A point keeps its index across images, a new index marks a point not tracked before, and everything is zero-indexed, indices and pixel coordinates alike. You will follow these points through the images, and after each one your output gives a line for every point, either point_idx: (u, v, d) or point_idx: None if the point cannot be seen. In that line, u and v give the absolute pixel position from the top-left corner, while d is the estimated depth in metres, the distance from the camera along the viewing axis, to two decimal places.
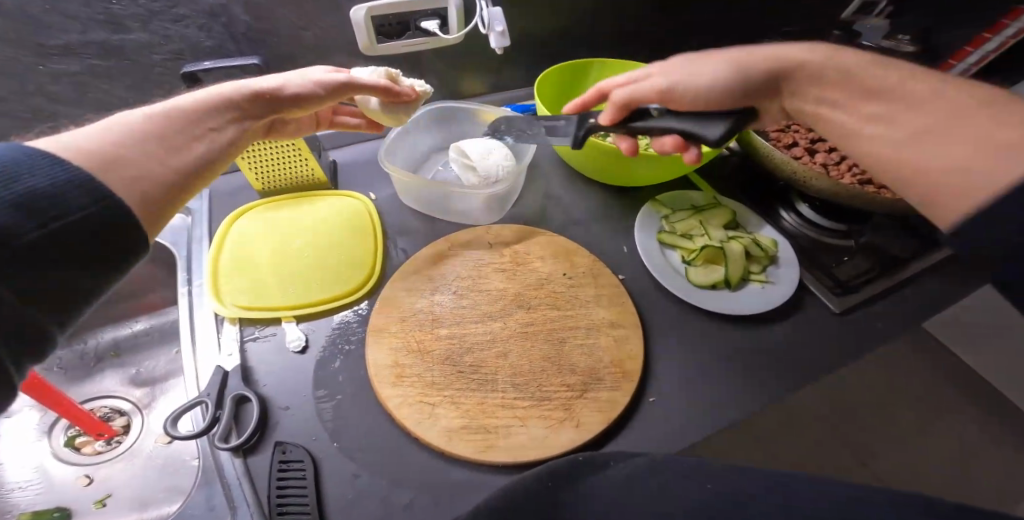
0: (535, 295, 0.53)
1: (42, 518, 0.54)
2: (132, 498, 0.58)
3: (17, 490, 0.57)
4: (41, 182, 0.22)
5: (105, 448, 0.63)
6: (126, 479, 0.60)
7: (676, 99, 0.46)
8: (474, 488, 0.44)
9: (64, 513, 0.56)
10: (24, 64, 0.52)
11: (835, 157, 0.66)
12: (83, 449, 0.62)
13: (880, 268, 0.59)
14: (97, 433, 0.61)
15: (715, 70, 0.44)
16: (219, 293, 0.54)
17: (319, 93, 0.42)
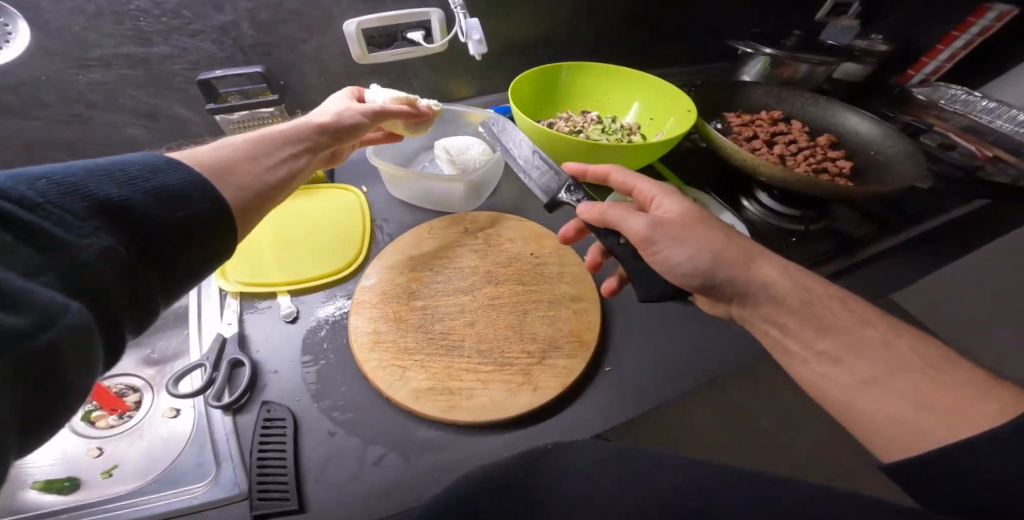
0: (505, 273, 0.58)
1: (55, 485, 0.58)
2: (138, 466, 0.63)
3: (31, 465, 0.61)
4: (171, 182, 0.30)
5: (117, 422, 0.67)
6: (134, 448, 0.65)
7: (647, 254, 0.46)
8: (438, 446, 0.48)
9: (75, 482, 0.60)
10: (66, 74, 0.60)
11: (794, 149, 0.70)
12: (97, 422, 0.67)
13: (838, 250, 0.63)
14: (111, 407, 0.67)
15: (690, 255, 0.44)
16: (224, 270, 0.60)
17: (361, 123, 0.52)
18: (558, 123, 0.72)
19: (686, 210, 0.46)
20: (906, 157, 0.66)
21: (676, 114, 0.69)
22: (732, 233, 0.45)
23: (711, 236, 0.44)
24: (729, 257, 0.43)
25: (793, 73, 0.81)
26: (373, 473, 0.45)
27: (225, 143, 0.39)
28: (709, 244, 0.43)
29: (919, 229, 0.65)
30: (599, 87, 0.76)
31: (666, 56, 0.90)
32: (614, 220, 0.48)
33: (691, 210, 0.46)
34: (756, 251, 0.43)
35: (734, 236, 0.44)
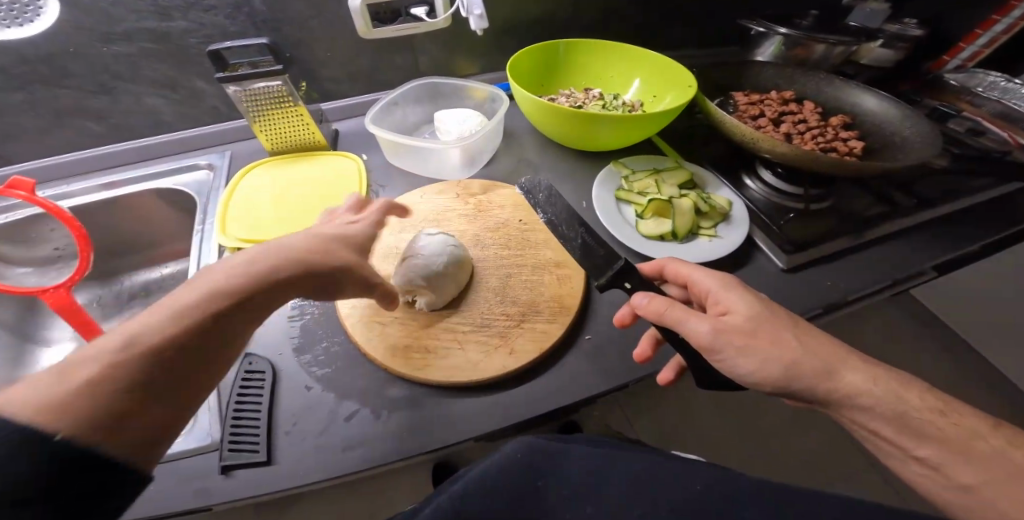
0: (492, 237, 0.59)
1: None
2: None
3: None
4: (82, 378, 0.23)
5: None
6: None
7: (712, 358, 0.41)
8: (410, 404, 0.48)
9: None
10: (93, 47, 0.63)
11: (802, 128, 0.67)
12: None
13: (841, 231, 0.59)
14: None
15: (759, 365, 0.38)
16: (223, 228, 0.62)
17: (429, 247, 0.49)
18: (558, 99, 0.72)
19: (755, 313, 0.40)
20: (923, 138, 0.62)
21: (677, 89, 0.68)
22: (814, 340, 0.39)
23: (787, 344, 0.38)
24: (813, 362, 0.37)
25: (809, 54, 0.78)
26: (344, 428, 0.46)
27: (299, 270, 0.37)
28: (784, 355, 0.37)
29: (929, 215, 0.62)
30: (603, 64, 0.76)
31: (674, 36, 0.88)
32: (672, 320, 0.42)
33: (761, 311, 0.40)
34: (844, 359, 0.38)
35: (816, 347, 0.38)
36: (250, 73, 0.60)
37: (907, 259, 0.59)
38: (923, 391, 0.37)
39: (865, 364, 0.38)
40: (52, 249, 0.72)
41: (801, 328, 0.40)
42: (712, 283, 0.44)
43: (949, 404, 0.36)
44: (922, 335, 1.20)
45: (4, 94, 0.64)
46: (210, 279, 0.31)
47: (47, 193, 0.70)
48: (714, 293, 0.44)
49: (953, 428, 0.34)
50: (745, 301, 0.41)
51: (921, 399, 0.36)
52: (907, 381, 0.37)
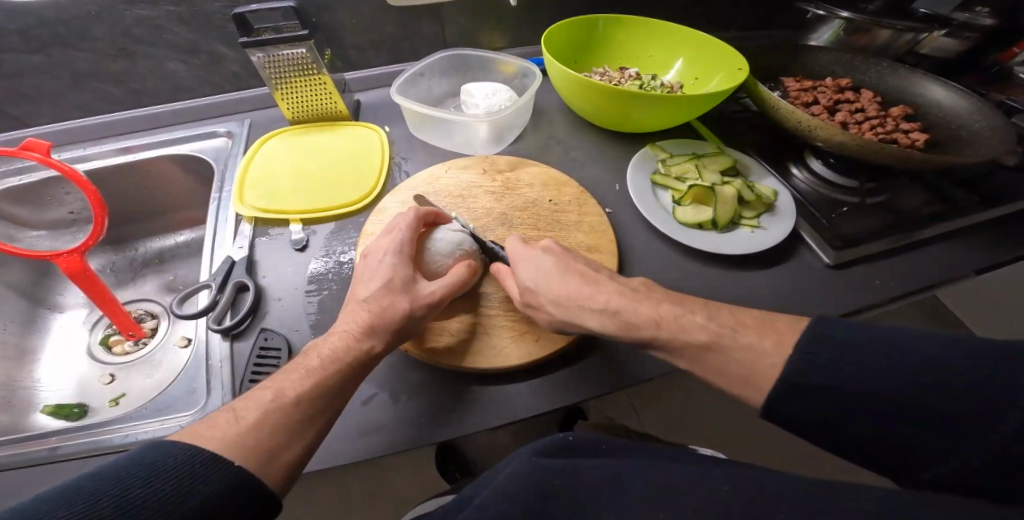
0: (521, 217, 0.56)
1: (64, 411, 0.59)
2: (142, 398, 0.63)
3: (46, 387, 0.63)
4: (150, 468, 0.27)
5: (133, 348, 0.68)
6: (139, 381, 0.65)
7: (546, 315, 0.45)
8: (431, 387, 0.45)
9: (83, 410, 0.61)
10: (115, 9, 0.61)
11: (859, 117, 0.63)
12: (115, 349, 0.69)
13: (896, 227, 0.55)
14: (127, 332, 0.67)
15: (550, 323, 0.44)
16: (241, 196, 0.60)
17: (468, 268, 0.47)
18: (593, 77, 0.68)
19: (529, 287, 0.44)
20: (993, 132, 0.58)
21: (726, 71, 0.64)
22: (560, 293, 0.42)
23: (547, 307, 0.43)
24: (560, 319, 0.42)
25: (869, 41, 0.73)
26: (360, 412, 0.43)
27: (338, 340, 0.39)
28: (546, 317, 0.43)
29: (995, 213, 0.58)
30: (645, 41, 0.72)
31: (719, 15, 0.83)
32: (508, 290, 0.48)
33: (536, 282, 0.44)
34: (571, 306, 0.42)
35: (561, 304, 0.42)
36: (274, 38, 0.57)
37: (962, 260, 0.55)
38: (634, 319, 0.39)
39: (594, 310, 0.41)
40: (66, 213, 0.71)
41: (564, 289, 0.42)
42: (521, 257, 0.46)
43: (646, 309, 0.39)
44: (951, 342, 1.16)
45: (23, 55, 0.62)
46: (308, 361, 0.37)
47: (63, 156, 0.68)
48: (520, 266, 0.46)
49: (640, 331, 0.39)
50: (527, 272, 0.45)
51: (619, 323, 0.39)
52: (607, 310, 0.40)
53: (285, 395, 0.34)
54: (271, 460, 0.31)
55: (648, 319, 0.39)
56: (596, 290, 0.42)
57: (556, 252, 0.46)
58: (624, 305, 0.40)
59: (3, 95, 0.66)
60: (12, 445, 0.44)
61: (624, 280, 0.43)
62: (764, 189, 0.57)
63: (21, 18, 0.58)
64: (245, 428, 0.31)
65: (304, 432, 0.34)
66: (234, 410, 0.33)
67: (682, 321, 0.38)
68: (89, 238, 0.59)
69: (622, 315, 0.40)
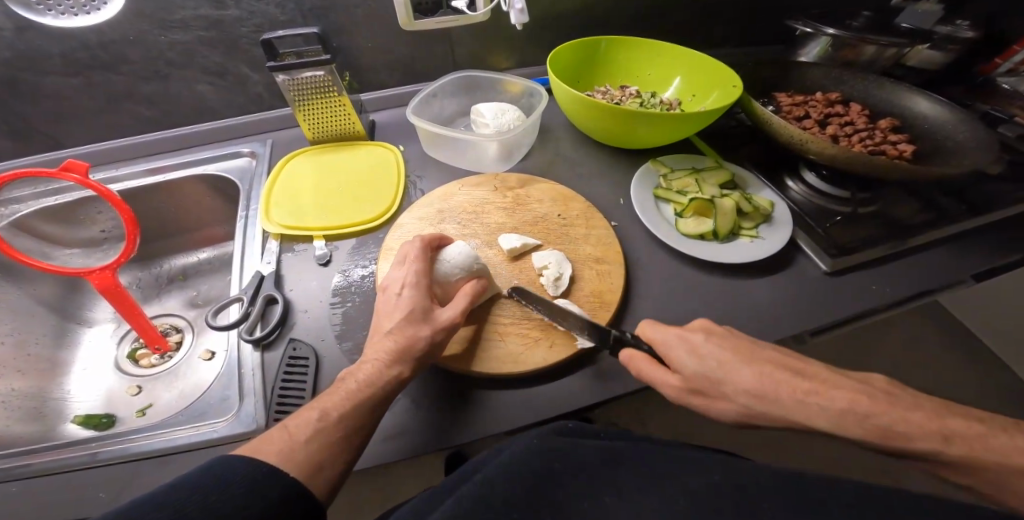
0: (531, 230, 0.60)
1: (93, 421, 0.62)
2: (169, 408, 0.66)
3: (75, 398, 0.66)
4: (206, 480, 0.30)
5: (158, 361, 0.72)
6: (166, 392, 0.68)
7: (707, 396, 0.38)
8: (451, 394, 0.48)
9: (111, 420, 0.64)
10: (151, 34, 0.65)
11: (848, 130, 0.67)
12: (142, 362, 0.72)
13: (887, 234, 0.59)
14: (154, 346, 0.70)
15: (736, 411, 0.37)
16: (267, 213, 0.63)
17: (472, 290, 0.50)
18: (595, 95, 0.72)
19: (696, 369, 0.38)
20: (978, 142, 0.61)
21: (721, 89, 0.68)
22: (746, 385, 0.35)
23: (737, 399, 0.36)
24: (766, 414, 0.35)
25: (857, 56, 0.77)
26: (385, 416, 0.46)
27: (366, 364, 0.42)
28: (736, 410, 0.36)
29: (982, 219, 0.61)
30: (644, 60, 0.76)
31: (715, 33, 0.87)
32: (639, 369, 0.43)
33: (710, 368, 0.37)
34: (785, 402, 0.34)
35: (761, 398, 0.35)
36: (298, 62, 0.61)
37: (952, 266, 0.58)
38: (868, 421, 0.31)
39: (801, 404, 0.33)
40: (98, 232, 0.75)
41: (744, 371, 0.36)
42: (670, 340, 0.41)
43: (897, 412, 0.32)
44: (950, 345, 1.18)
45: (64, 78, 0.66)
46: (344, 385, 0.40)
47: (96, 177, 0.72)
48: (675, 347, 0.40)
49: (910, 442, 0.31)
50: (689, 360, 0.39)
51: (869, 430, 0.31)
52: (842, 411, 0.32)
53: (330, 415, 0.37)
54: (316, 475, 0.34)
55: (918, 428, 0.31)
56: (827, 388, 0.34)
57: (728, 332, 0.40)
58: (876, 408, 0.32)
59: (42, 116, 0.70)
60: (58, 450, 0.47)
61: (860, 375, 0.35)
62: (766, 201, 0.60)
63: (64, 43, 0.62)
64: (299, 444, 0.35)
65: (343, 450, 0.37)
66: (287, 426, 0.36)
67: (948, 427, 0.31)
68: (121, 255, 0.62)
69: (877, 422, 0.31)
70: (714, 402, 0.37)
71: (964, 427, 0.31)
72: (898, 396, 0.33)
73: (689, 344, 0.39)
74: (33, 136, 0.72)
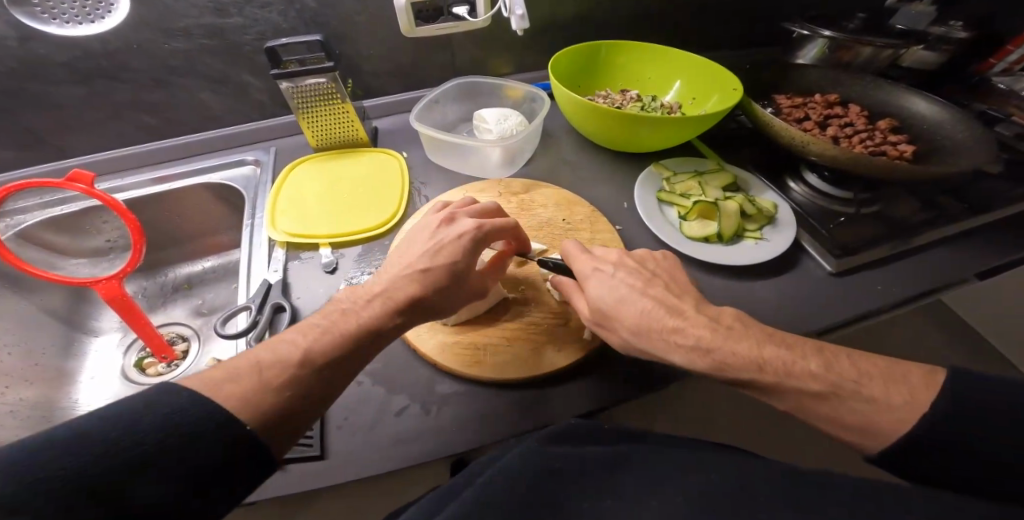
0: (536, 236, 0.60)
1: None
2: None
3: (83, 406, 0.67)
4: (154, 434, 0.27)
5: (166, 370, 0.72)
6: None
7: (602, 322, 0.44)
8: (462, 399, 0.48)
9: None
10: (155, 42, 0.65)
11: (848, 131, 0.68)
12: (149, 371, 0.72)
13: (890, 234, 0.59)
14: (160, 355, 0.70)
15: (615, 335, 0.43)
16: (273, 222, 0.64)
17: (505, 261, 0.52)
18: (597, 100, 0.72)
19: (600, 302, 0.44)
20: (977, 141, 0.61)
21: (722, 91, 0.69)
22: (638, 321, 0.41)
23: (622, 332, 0.42)
24: (637, 345, 0.42)
25: (854, 57, 0.77)
26: (396, 422, 0.46)
27: (376, 302, 0.42)
28: (620, 342, 0.43)
29: (984, 216, 0.61)
30: (644, 64, 0.76)
31: (713, 35, 0.88)
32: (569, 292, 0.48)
33: (608, 304, 0.43)
34: (652, 337, 0.41)
35: (637, 331, 0.41)
36: (302, 70, 0.61)
37: (956, 265, 0.58)
38: (709, 354, 0.38)
39: (678, 343, 0.39)
40: (103, 241, 0.75)
41: (637, 304, 0.42)
42: (587, 273, 0.46)
43: (735, 347, 0.37)
44: (952, 343, 1.19)
45: (68, 87, 0.66)
46: (341, 325, 0.39)
47: (101, 187, 0.72)
48: (590, 278, 0.46)
49: (736, 372, 0.36)
50: (600, 292, 0.44)
51: (707, 363, 0.37)
52: (692, 346, 0.38)
53: (315, 358, 0.35)
54: (271, 412, 0.31)
55: (744, 360, 0.36)
56: (686, 324, 0.40)
57: (633, 273, 0.46)
58: (716, 344, 0.38)
59: (46, 126, 0.70)
60: None
61: (713, 315, 0.41)
62: (768, 202, 0.61)
63: (68, 52, 0.62)
64: (265, 389, 0.32)
65: (307, 393, 0.34)
66: (258, 364, 0.33)
67: (766, 357, 0.36)
68: (128, 264, 0.62)
69: (715, 355, 0.37)
70: (605, 329, 0.44)
71: (784, 357, 0.36)
72: (751, 333, 0.39)
73: (597, 276, 0.46)
74: (37, 146, 0.72)
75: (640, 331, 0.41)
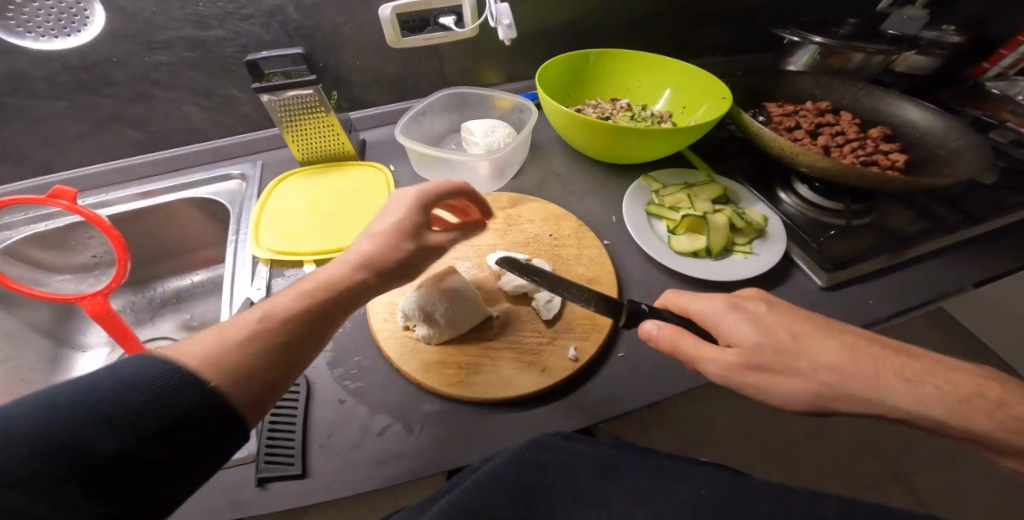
0: (523, 251, 0.59)
1: None
2: None
3: None
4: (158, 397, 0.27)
5: None
6: None
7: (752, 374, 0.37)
8: (446, 420, 0.48)
9: None
10: (136, 56, 0.64)
11: (840, 140, 0.67)
12: None
13: (881, 246, 0.58)
14: None
15: (784, 392, 0.36)
16: (257, 238, 0.63)
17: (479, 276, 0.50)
18: (586, 110, 0.72)
19: (757, 348, 0.37)
20: (970, 150, 0.60)
21: (711, 101, 0.68)
22: (794, 366, 0.36)
23: (757, 379, 0.37)
24: (747, 381, 0.37)
25: (845, 63, 0.77)
26: (378, 445, 0.46)
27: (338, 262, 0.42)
28: (717, 377, 0.38)
29: (978, 228, 0.60)
30: (634, 73, 0.75)
31: (704, 42, 0.87)
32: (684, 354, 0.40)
33: (765, 347, 0.37)
34: (771, 371, 0.37)
35: (805, 377, 0.36)
36: (284, 83, 0.60)
37: (949, 277, 0.57)
38: (896, 403, 0.33)
39: (833, 387, 0.35)
40: (90, 257, 0.74)
41: (794, 347, 0.37)
42: (726, 314, 0.40)
43: (920, 393, 0.33)
44: (949, 349, 1.18)
45: (49, 101, 0.65)
46: (301, 285, 0.39)
47: (86, 201, 0.72)
48: (731, 322, 0.39)
49: (925, 421, 0.33)
50: (753, 332, 0.38)
51: (914, 409, 0.33)
52: (878, 396, 0.34)
53: (273, 315, 0.36)
54: (236, 374, 0.31)
55: (935, 409, 0.33)
56: (848, 365, 0.35)
57: (767, 307, 0.40)
58: (893, 389, 0.34)
59: (30, 141, 0.69)
60: None
61: (871, 350, 0.37)
62: (758, 214, 0.60)
63: (48, 66, 0.61)
64: (228, 345, 0.32)
65: (282, 365, 0.34)
66: (222, 329, 0.34)
67: (941, 403, 0.33)
68: (112, 281, 0.61)
69: (910, 407, 0.33)
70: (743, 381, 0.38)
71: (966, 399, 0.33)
72: (909, 371, 0.36)
73: (735, 317, 0.40)
74: (21, 161, 0.71)
75: (796, 383, 0.36)
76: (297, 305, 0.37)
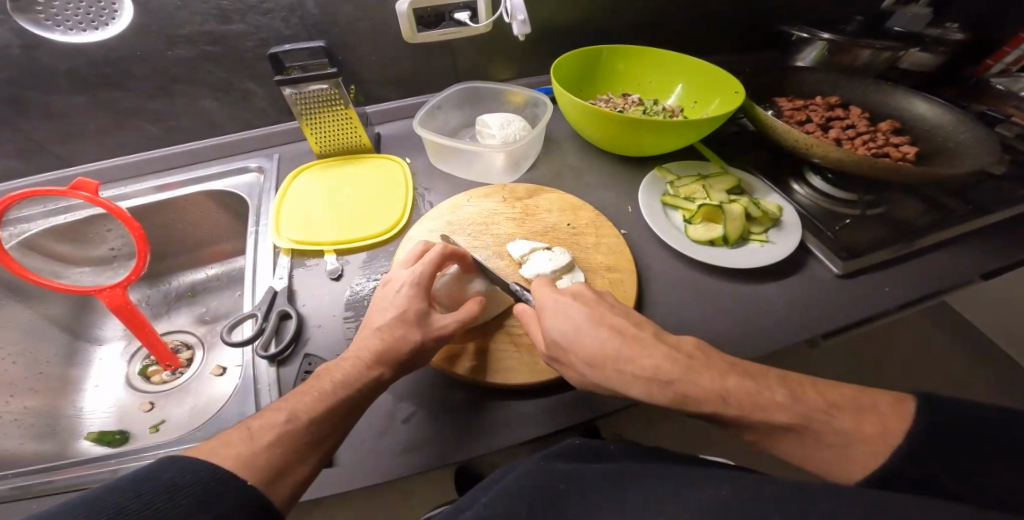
0: (541, 240, 0.60)
1: (106, 437, 0.62)
2: (183, 423, 0.65)
3: (87, 413, 0.66)
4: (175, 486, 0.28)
5: (171, 377, 0.71)
6: (178, 408, 0.68)
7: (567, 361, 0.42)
8: (471, 405, 0.48)
9: (124, 436, 0.64)
10: (157, 50, 0.65)
11: (851, 133, 0.68)
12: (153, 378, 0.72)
13: (895, 235, 0.59)
14: (164, 363, 0.69)
15: (582, 376, 0.41)
16: (277, 229, 0.64)
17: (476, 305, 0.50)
18: (599, 104, 0.73)
19: (598, 347, 0.40)
20: (981, 142, 0.61)
21: (723, 95, 0.69)
22: (594, 351, 0.40)
23: (579, 366, 0.41)
24: (596, 380, 0.40)
25: (853, 59, 0.78)
26: (403, 430, 0.46)
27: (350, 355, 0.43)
28: (579, 377, 0.42)
29: (990, 217, 0.61)
30: (645, 68, 0.77)
31: (713, 38, 0.88)
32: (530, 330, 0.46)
33: (567, 337, 0.41)
34: (607, 369, 0.39)
35: (594, 364, 0.40)
36: (305, 76, 0.61)
37: (962, 266, 0.58)
38: (669, 385, 0.36)
39: (621, 370, 0.39)
40: (108, 249, 0.75)
41: (596, 338, 0.40)
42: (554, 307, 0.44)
43: (699, 379, 0.36)
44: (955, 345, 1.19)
45: (71, 95, 0.66)
46: (320, 385, 0.39)
47: (105, 195, 0.72)
48: (565, 314, 0.43)
49: (699, 406, 0.35)
50: (553, 325, 0.43)
51: (668, 396, 0.36)
52: (652, 377, 0.37)
53: (299, 417, 0.36)
54: (278, 480, 0.32)
55: (709, 394, 0.35)
56: (642, 355, 0.39)
57: (589, 303, 0.44)
58: (677, 375, 0.36)
59: (50, 134, 0.70)
60: (74, 468, 0.46)
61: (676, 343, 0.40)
62: (773, 205, 0.61)
63: (71, 60, 0.62)
64: (259, 449, 0.33)
65: (310, 452, 0.35)
66: (250, 427, 0.34)
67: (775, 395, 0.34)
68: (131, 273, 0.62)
69: (674, 387, 0.36)
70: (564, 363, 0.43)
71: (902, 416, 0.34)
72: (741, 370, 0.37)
73: (571, 313, 0.43)
74: (40, 154, 0.72)
75: (606, 367, 0.40)
76: (311, 397, 0.38)
